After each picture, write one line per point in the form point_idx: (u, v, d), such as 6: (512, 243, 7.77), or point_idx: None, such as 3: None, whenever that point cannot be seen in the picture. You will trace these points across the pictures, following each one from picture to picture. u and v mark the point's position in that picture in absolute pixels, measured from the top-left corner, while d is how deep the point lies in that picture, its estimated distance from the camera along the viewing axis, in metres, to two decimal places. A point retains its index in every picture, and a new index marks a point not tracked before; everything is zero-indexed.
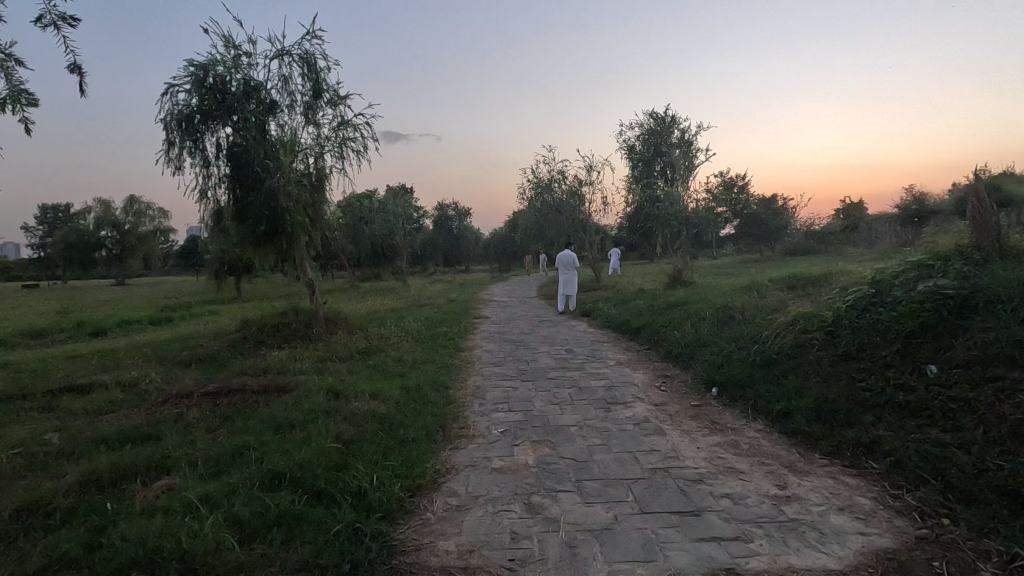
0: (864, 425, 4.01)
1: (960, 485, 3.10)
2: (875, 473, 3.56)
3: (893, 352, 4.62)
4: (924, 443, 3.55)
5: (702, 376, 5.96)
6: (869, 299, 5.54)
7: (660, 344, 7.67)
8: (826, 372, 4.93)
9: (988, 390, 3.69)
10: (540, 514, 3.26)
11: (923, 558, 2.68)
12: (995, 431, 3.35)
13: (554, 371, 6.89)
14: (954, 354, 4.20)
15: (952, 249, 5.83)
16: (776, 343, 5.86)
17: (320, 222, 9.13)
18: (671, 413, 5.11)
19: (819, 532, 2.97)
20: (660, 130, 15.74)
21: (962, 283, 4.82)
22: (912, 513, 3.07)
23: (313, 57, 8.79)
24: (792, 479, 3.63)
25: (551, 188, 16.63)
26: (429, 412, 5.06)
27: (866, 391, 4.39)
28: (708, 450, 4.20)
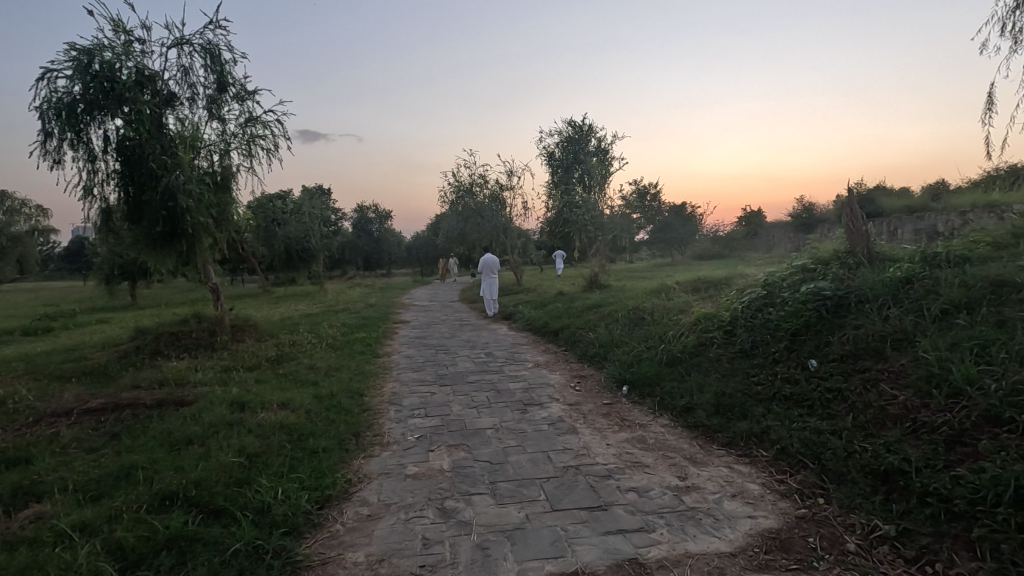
0: (756, 417, 4.35)
1: (833, 468, 3.44)
2: (764, 460, 3.87)
3: (781, 348, 5.05)
4: (804, 430, 3.91)
5: (614, 375, 6.20)
6: (761, 299, 6.03)
7: (577, 346, 7.90)
8: (725, 368, 5.31)
9: (857, 380, 4.12)
10: (452, 518, 3.25)
11: (801, 535, 2.95)
12: (862, 417, 3.75)
13: (473, 375, 6.91)
14: (831, 349, 4.65)
15: (831, 255, 6.47)
16: (681, 342, 6.24)
17: (227, 223, 8.60)
18: (585, 412, 5.28)
19: (713, 518, 3.18)
20: (577, 138, 16.34)
21: (838, 285, 5.36)
22: (794, 495, 3.37)
23: (217, 48, 8.28)
24: (692, 470, 3.87)
25: (472, 192, 16.73)
26: (342, 421, 4.90)
27: (758, 385, 4.76)
28: (618, 446, 4.38)
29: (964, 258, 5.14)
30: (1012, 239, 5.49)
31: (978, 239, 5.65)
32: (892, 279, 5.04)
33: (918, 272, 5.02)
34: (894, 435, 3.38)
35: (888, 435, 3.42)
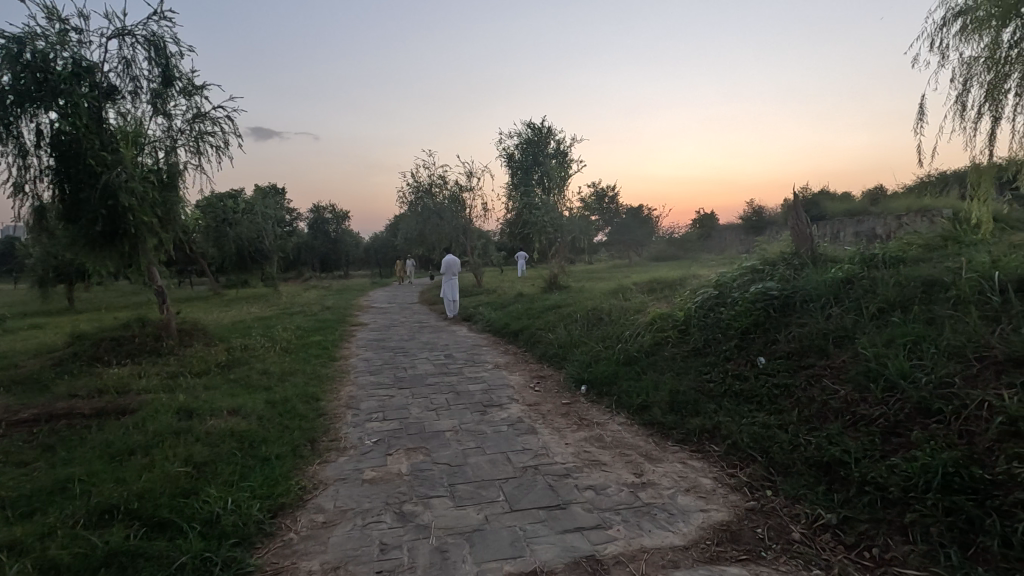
0: (708, 413, 4.49)
1: (779, 460, 3.58)
2: (716, 455, 4.00)
3: (731, 346, 5.24)
4: (753, 425, 4.06)
5: (572, 375, 6.28)
6: (713, 299, 6.23)
7: (536, 346, 7.95)
8: (679, 367, 5.46)
9: (802, 376, 4.31)
10: (411, 522, 3.22)
11: (749, 526, 3.06)
12: (806, 411, 3.92)
13: (432, 377, 6.85)
14: (778, 346, 4.85)
15: (778, 256, 6.74)
16: (637, 341, 6.38)
17: (174, 223, 8.24)
18: (544, 412, 5.32)
19: (667, 513, 3.27)
20: (537, 140, 16.57)
21: (784, 285, 5.60)
22: (743, 488, 3.49)
23: (162, 40, 7.92)
24: (648, 466, 3.96)
25: (431, 193, 16.62)
26: (297, 427, 4.78)
27: (710, 383, 4.92)
28: (576, 445, 4.44)
29: (899, 259, 5.45)
30: (941, 241, 5.85)
31: (910, 242, 5.99)
32: (834, 279, 5.30)
33: (857, 273, 5.29)
34: (835, 428, 3.55)
35: (830, 428, 3.59)
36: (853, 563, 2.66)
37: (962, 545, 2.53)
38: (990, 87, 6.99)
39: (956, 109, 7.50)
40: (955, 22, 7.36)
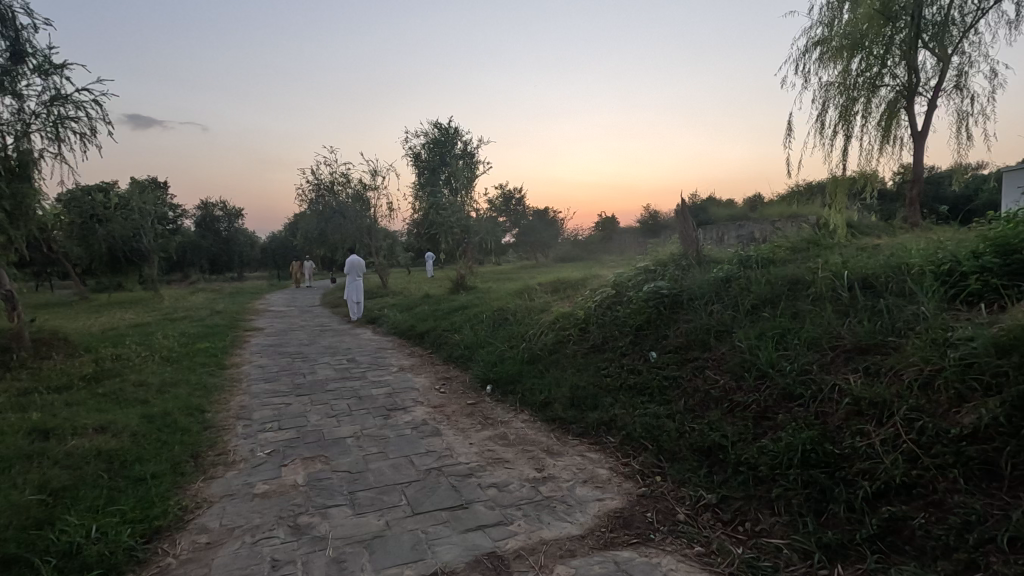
0: (604, 407, 4.71)
1: (668, 448, 3.84)
2: (612, 446, 4.22)
3: (627, 343, 5.54)
4: (645, 416, 4.32)
5: (477, 375, 6.32)
6: (610, 298, 6.55)
7: (442, 348, 7.90)
8: (579, 363, 5.68)
9: (688, 367, 4.66)
10: (306, 535, 3.08)
11: (640, 511, 3.26)
12: (692, 401, 4.23)
13: (334, 382, 6.59)
14: (668, 341, 5.20)
15: (669, 258, 7.21)
16: (540, 340, 6.56)
17: (27, 219, 7.24)
18: (449, 413, 5.30)
19: (566, 504, 3.39)
20: (443, 140, 17.08)
21: (673, 285, 6.01)
22: (636, 475, 3.71)
23: (10, 9, 6.95)
24: (548, 460, 4.09)
25: (334, 191, 16.02)
26: (178, 442, 4.39)
27: (607, 377, 5.17)
28: (480, 444, 4.48)
29: (770, 260, 6.04)
30: (804, 245, 6.56)
31: (780, 245, 6.66)
32: (716, 278, 5.76)
33: (735, 273, 5.79)
34: (715, 415, 3.87)
35: (710, 416, 3.91)
36: (729, 537, 2.92)
37: (816, 512, 2.84)
38: (843, 109, 7.94)
39: (817, 127, 8.45)
40: (815, 50, 8.30)
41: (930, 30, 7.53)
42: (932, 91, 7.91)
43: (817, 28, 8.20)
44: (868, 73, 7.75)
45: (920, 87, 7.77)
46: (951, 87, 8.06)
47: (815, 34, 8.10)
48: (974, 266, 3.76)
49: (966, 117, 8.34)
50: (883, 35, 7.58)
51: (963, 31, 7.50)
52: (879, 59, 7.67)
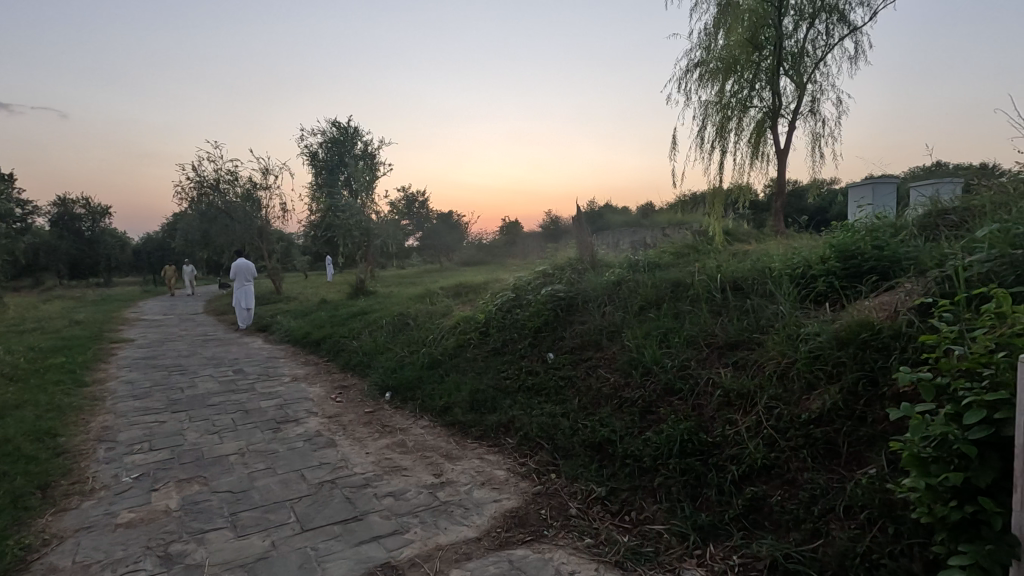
0: (503, 409, 4.79)
1: (562, 445, 3.99)
2: (510, 447, 4.30)
3: (526, 345, 5.68)
4: (541, 416, 4.45)
5: (376, 382, 6.15)
6: (510, 301, 6.66)
7: (339, 356, 7.59)
8: (480, 367, 5.73)
9: (582, 367, 4.87)
10: (178, 565, 2.82)
11: (534, 509, 3.35)
12: (585, 399, 4.42)
13: (216, 396, 6.09)
14: (564, 343, 5.40)
15: (566, 262, 7.48)
16: (441, 345, 6.52)
17: None
18: (345, 423, 5.11)
19: (463, 508, 3.40)
20: (342, 140, 16.45)
21: (569, 288, 6.24)
22: (532, 475, 3.81)
23: None
24: (447, 465, 4.08)
25: (219, 189, 14.87)
26: (21, 472, 3.84)
27: (507, 380, 5.26)
28: (377, 453, 4.36)
29: (657, 265, 6.45)
30: (686, 250, 7.09)
31: (666, 251, 7.14)
32: (608, 281, 6.06)
33: (625, 276, 6.13)
34: (606, 412, 4.07)
35: (602, 412, 4.11)
36: (616, 527, 3.08)
37: (692, 497, 3.08)
38: (720, 126, 8.68)
39: (697, 142, 9.19)
40: (694, 71, 9.03)
41: (789, 60, 8.48)
42: (792, 114, 8.89)
43: (696, 51, 8.92)
44: (739, 95, 8.56)
45: (781, 110, 8.70)
46: (807, 111, 9.11)
47: (695, 56, 8.81)
48: (822, 269, 4.26)
49: (819, 138, 9.45)
50: (751, 62, 8.41)
51: (815, 63, 8.52)
52: (748, 82, 8.49)
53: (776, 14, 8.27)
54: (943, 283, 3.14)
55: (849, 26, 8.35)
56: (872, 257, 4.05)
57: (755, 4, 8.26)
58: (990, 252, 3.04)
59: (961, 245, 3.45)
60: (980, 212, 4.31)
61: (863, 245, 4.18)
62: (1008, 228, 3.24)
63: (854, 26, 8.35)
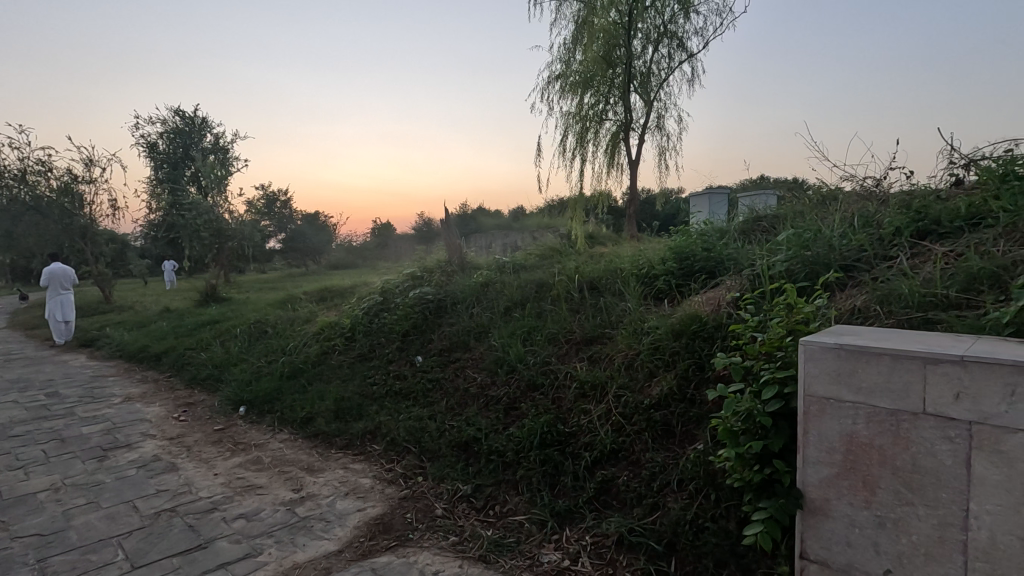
0: (370, 416, 4.66)
1: (428, 447, 3.98)
2: (376, 454, 4.21)
3: (394, 349, 5.58)
4: (408, 419, 4.41)
5: (228, 397, 5.65)
6: (377, 305, 6.50)
7: (184, 370, 6.83)
8: (345, 374, 5.51)
9: (450, 369, 4.91)
10: None
11: (400, 514, 3.32)
12: (452, 399, 4.46)
13: (21, 426, 5.16)
14: (432, 345, 5.40)
15: (435, 264, 7.45)
16: (303, 353, 6.17)
17: None
18: (190, 444, 4.62)
19: (324, 521, 3.26)
20: (188, 131, 14.85)
21: (437, 290, 6.25)
22: (398, 480, 3.77)
23: None
24: (308, 479, 3.88)
25: (28, 182, 12.64)
26: None
27: (374, 386, 5.13)
28: (227, 473, 4.01)
29: (522, 266, 6.68)
30: (550, 253, 7.43)
31: (532, 253, 7.44)
32: (475, 283, 6.14)
33: (491, 277, 6.28)
34: (472, 411, 4.16)
35: (468, 412, 4.18)
36: (480, 522, 3.16)
37: (551, 485, 3.26)
38: (579, 135, 9.25)
39: (560, 150, 9.69)
40: (555, 82, 9.52)
41: (638, 78, 9.27)
42: (641, 128, 9.72)
43: (557, 63, 9.41)
44: (596, 108, 9.20)
45: (633, 124, 9.48)
46: (654, 126, 10.03)
47: (555, 69, 9.29)
48: (662, 269, 4.73)
49: (665, 151, 10.45)
50: (605, 77, 9.08)
51: (659, 83, 9.40)
52: (603, 97, 9.15)
53: (625, 36, 9.01)
54: (753, 279, 3.65)
55: (687, 52, 9.34)
56: (702, 258, 4.59)
57: (607, 25, 8.94)
58: (788, 253, 3.60)
59: (768, 248, 4.04)
60: (785, 220, 5.08)
61: (695, 248, 4.71)
62: (800, 233, 3.86)
63: (690, 53, 9.36)
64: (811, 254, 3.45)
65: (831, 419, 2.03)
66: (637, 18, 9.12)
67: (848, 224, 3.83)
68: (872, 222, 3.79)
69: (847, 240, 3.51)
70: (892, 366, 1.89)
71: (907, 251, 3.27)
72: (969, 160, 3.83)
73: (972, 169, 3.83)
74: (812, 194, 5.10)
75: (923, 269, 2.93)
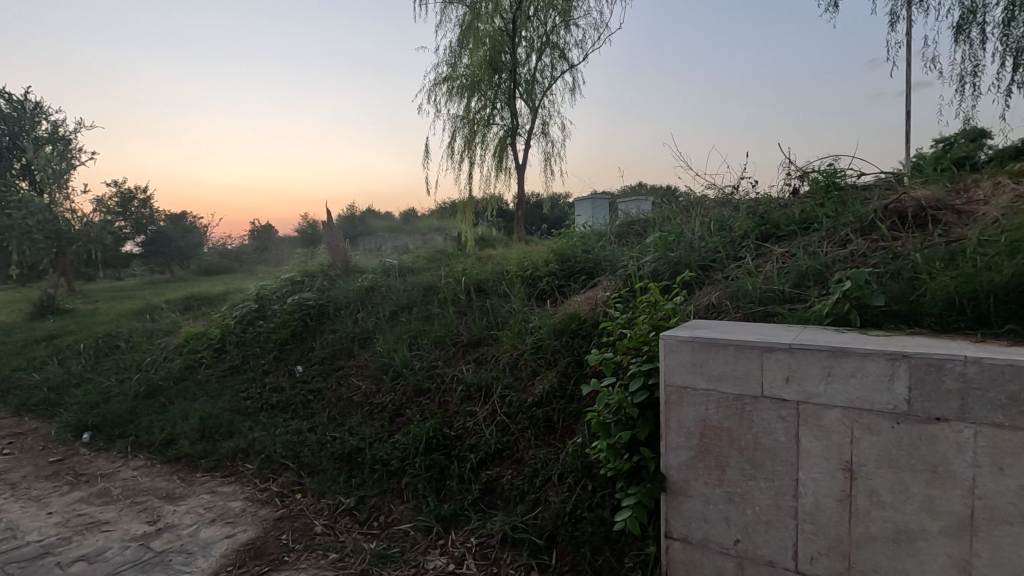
0: (242, 433, 4.31)
1: (308, 462, 3.77)
2: (249, 474, 3.90)
3: (270, 359, 5.21)
4: (285, 434, 4.13)
5: (68, 423, 4.93)
6: (252, 313, 6.03)
7: (11, 395, 5.85)
8: (213, 389, 5.05)
9: (332, 378, 4.68)
10: None
11: (275, 535, 3.10)
12: (335, 410, 4.26)
13: None
14: (313, 354, 5.12)
15: (316, 267, 7.06)
16: (163, 369, 5.56)
17: None
18: (16, 482, 3.97)
19: (185, 554, 2.96)
20: (16, 117, 12.49)
21: (318, 295, 5.92)
22: (274, 499, 3.52)
23: None
24: (167, 507, 3.50)
25: None
26: None
27: (247, 400, 4.75)
28: (65, 510, 3.51)
29: (410, 270, 6.54)
30: (439, 256, 7.36)
31: (420, 256, 7.31)
32: (360, 287, 5.90)
33: (377, 281, 6.07)
34: (356, 420, 4.00)
35: (352, 421, 4.01)
36: (363, 535, 3.04)
37: (437, 490, 3.23)
38: (467, 138, 9.30)
39: (448, 153, 9.64)
40: (443, 85, 9.49)
41: (523, 85, 9.47)
42: (527, 133, 9.95)
43: (443, 66, 9.38)
44: (482, 112, 9.30)
45: (519, 129, 9.65)
46: (539, 132, 10.32)
47: (442, 71, 9.28)
48: (545, 270, 4.88)
49: (551, 157, 10.79)
50: (492, 82, 9.20)
51: (544, 90, 9.68)
52: (489, 101, 9.29)
53: (510, 43, 9.19)
54: (627, 280, 3.87)
55: (568, 63, 9.67)
56: (582, 260, 4.80)
57: (492, 31, 9.13)
58: (656, 255, 3.88)
59: (640, 250, 4.32)
60: (656, 224, 5.45)
61: (576, 250, 4.91)
62: (667, 235, 4.18)
63: (572, 64, 9.76)
64: (676, 255, 3.74)
65: (689, 406, 2.22)
66: (521, 26, 9.33)
67: (707, 228, 4.21)
68: (726, 226, 4.20)
69: (705, 242, 3.86)
70: (736, 356, 2.10)
71: (754, 252, 3.66)
72: (802, 173, 4.37)
73: (805, 180, 4.37)
74: (678, 200, 5.54)
75: (765, 268, 3.30)
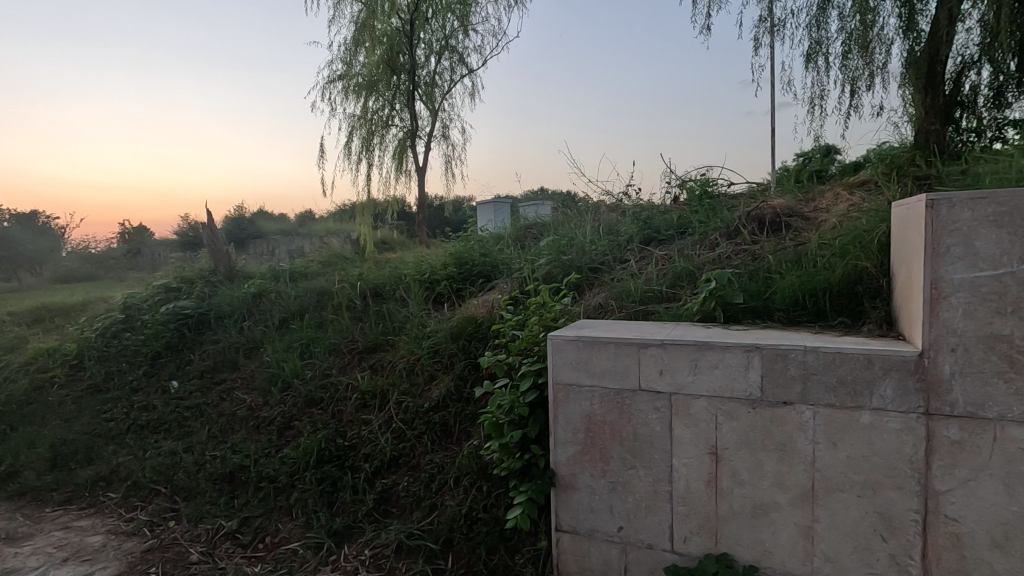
0: (104, 458, 3.87)
1: (184, 485, 3.46)
2: (112, 503, 3.51)
3: (139, 375, 4.72)
4: (156, 456, 3.76)
5: None
6: (116, 324, 5.32)
7: None
8: (68, 412, 4.49)
9: (213, 392, 4.33)
10: None
11: (143, 569, 2.82)
12: (216, 426, 3.94)
13: None
14: (191, 367, 4.71)
15: (195, 272, 6.47)
16: (5, 392, 4.86)
17: None
18: None
19: None
20: None
21: (198, 303, 5.39)
22: (142, 529, 3.19)
23: None
24: (6, 551, 3.06)
25: None
26: None
27: (110, 421, 4.27)
28: None
29: (302, 275, 6.22)
30: (334, 259, 7.06)
31: (313, 260, 6.97)
32: (246, 292, 5.43)
33: (265, 286, 5.68)
34: (239, 436, 3.73)
35: (234, 438, 3.74)
36: (246, 559, 2.85)
37: (329, 504, 3.10)
38: (365, 138, 9.02)
39: (345, 153, 9.30)
40: (337, 82, 9.14)
41: (422, 87, 9.37)
42: (427, 136, 9.84)
43: (338, 64, 9.05)
44: (380, 113, 9.11)
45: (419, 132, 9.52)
46: (439, 135, 10.27)
47: (336, 69, 8.94)
48: (443, 273, 4.83)
49: (452, 160, 10.76)
50: (389, 83, 9.02)
51: (443, 94, 9.65)
52: (387, 102, 9.11)
53: (408, 44, 9.04)
54: (522, 282, 3.95)
55: (467, 67, 9.70)
56: (480, 263, 4.83)
57: (389, 31, 8.95)
58: (551, 259, 3.99)
59: (535, 252, 4.43)
60: (551, 227, 5.62)
61: (474, 253, 4.93)
62: (560, 239, 4.32)
63: (471, 68, 9.80)
64: (567, 259, 3.89)
65: (575, 403, 2.32)
66: (418, 28, 9.20)
67: (597, 232, 4.41)
68: (614, 229, 4.43)
69: (595, 246, 4.04)
70: (616, 352, 2.22)
71: (638, 255, 3.90)
72: (681, 182, 4.72)
73: (683, 188, 4.72)
74: (572, 205, 5.74)
75: (647, 269, 3.53)
